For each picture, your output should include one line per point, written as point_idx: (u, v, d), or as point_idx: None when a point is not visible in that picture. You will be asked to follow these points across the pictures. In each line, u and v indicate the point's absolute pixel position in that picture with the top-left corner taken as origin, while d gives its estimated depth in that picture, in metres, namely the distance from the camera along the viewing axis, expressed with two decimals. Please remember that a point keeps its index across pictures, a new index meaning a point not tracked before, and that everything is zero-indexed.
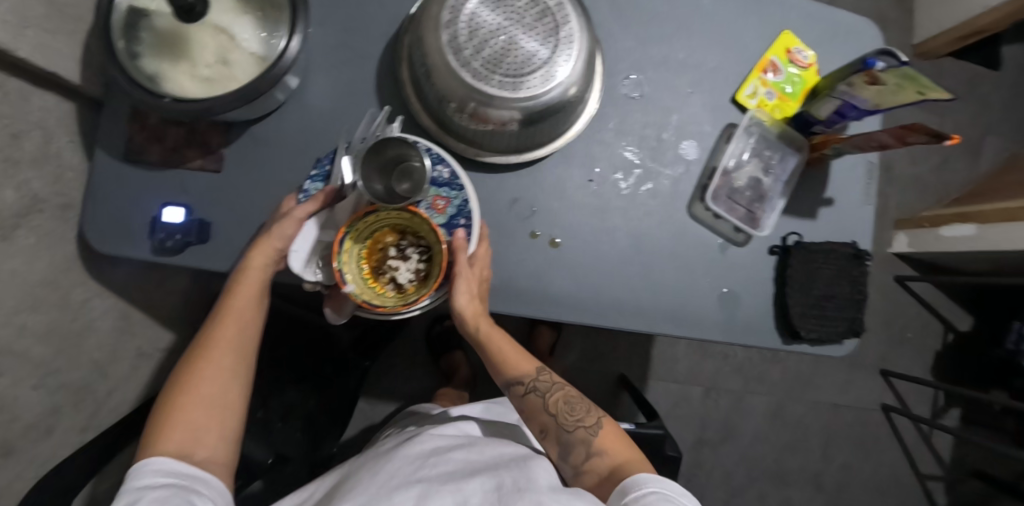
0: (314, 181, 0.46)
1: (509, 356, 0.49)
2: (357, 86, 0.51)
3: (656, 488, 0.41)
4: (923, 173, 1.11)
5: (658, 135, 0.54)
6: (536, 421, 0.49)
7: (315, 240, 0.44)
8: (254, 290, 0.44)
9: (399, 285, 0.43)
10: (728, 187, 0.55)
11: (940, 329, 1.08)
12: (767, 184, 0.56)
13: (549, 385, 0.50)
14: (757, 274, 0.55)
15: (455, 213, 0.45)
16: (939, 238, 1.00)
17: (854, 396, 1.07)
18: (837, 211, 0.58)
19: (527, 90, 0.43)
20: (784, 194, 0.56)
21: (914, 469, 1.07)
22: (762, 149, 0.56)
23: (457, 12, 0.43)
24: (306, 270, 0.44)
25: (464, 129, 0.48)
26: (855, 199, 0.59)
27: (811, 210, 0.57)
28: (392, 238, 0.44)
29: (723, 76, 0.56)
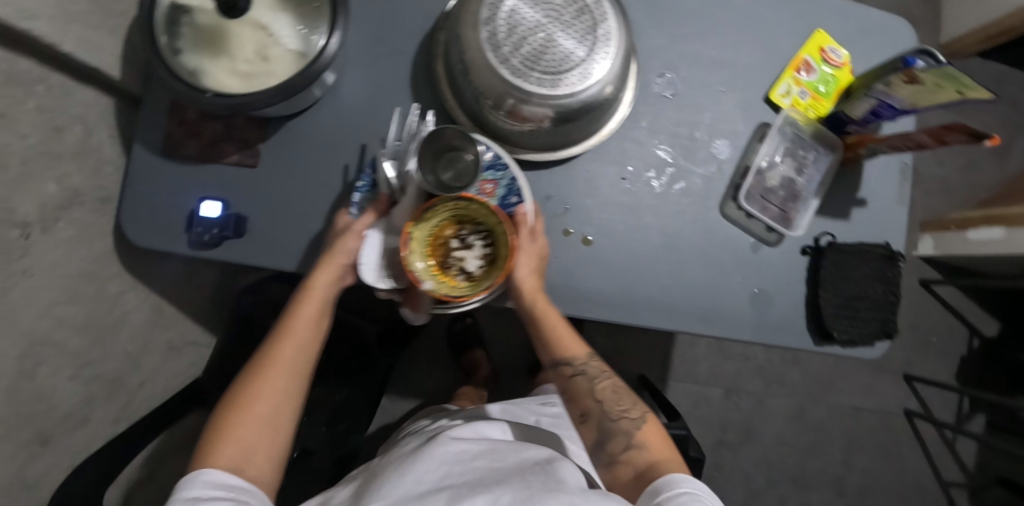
0: (362, 191, 0.48)
1: (563, 336, 0.48)
2: (392, 83, 0.51)
3: (689, 488, 0.41)
4: (949, 174, 1.09)
5: (691, 134, 0.54)
6: (578, 404, 0.49)
7: (381, 248, 0.46)
8: (317, 305, 0.46)
9: (471, 273, 0.44)
10: (761, 187, 0.54)
11: (965, 334, 1.06)
12: (800, 183, 0.55)
13: (598, 371, 0.50)
14: (788, 274, 0.55)
15: (504, 194, 0.46)
16: (967, 241, 0.97)
17: (876, 400, 1.06)
18: (870, 211, 0.58)
19: (565, 87, 0.43)
20: (816, 194, 0.55)
21: (938, 475, 1.06)
22: (796, 149, 0.56)
23: (497, 8, 0.43)
24: (379, 280, 0.45)
25: (499, 126, 0.48)
26: (888, 200, 0.58)
27: (844, 210, 0.57)
28: (452, 229, 0.44)
29: (757, 74, 0.56)
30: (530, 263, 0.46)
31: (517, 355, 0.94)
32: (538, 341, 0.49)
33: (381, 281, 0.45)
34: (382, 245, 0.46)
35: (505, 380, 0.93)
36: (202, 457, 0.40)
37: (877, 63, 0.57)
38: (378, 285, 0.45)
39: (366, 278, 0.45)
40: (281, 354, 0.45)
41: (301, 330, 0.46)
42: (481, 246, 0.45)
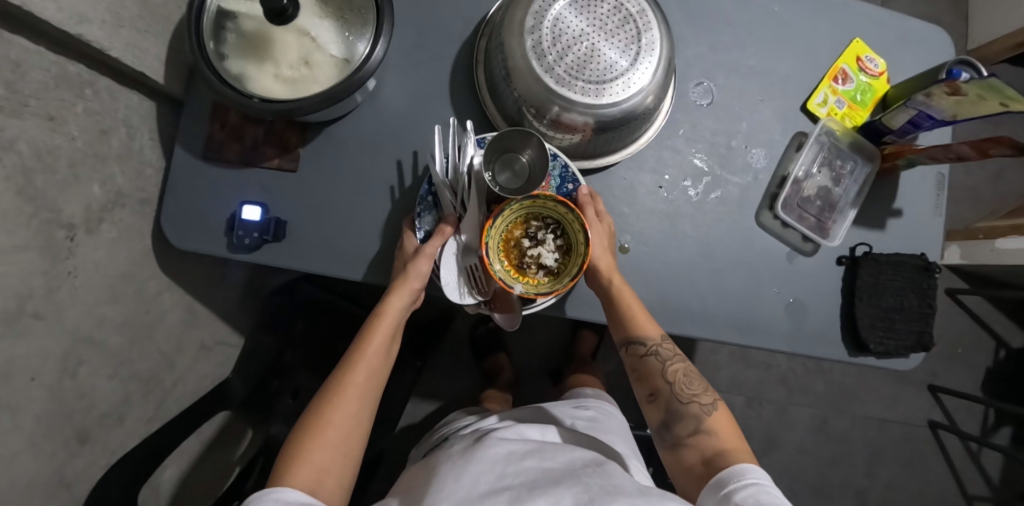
0: (424, 215, 0.49)
1: (639, 318, 0.48)
2: (431, 89, 0.52)
3: (755, 479, 0.40)
4: (976, 183, 1.08)
5: (728, 142, 0.54)
6: (649, 383, 0.50)
7: (458, 268, 0.48)
8: (388, 329, 0.50)
9: (549, 266, 0.47)
10: (798, 197, 0.54)
11: (992, 345, 1.04)
12: (837, 193, 0.55)
13: (670, 354, 0.50)
14: (824, 284, 0.55)
15: (559, 183, 0.49)
16: (994, 251, 0.96)
17: (902, 411, 1.05)
18: (906, 222, 0.57)
19: (607, 97, 0.43)
20: (853, 205, 0.55)
21: (961, 489, 1.04)
22: (833, 158, 0.55)
23: (541, 18, 0.43)
24: (464, 298, 0.48)
25: (540, 133, 0.49)
26: (925, 211, 0.57)
27: (881, 220, 0.56)
28: (520, 229, 0.48)
29: (795, 83, 0.55)
30: (602, 240, 0.49)
31: (539, 359, 0.94)
32: (613, 319, 0.49)
33: (467, 298, 0.48)
34: (456, 263, 0.48)
35: (528, 384, 0.93)
36: (279, 476, 0.43)
37: (914, 72, 0.57)
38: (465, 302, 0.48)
39: (450, 298, 0.48)
40: (356, 373, 0.48)
41: (373, 353, 0.49)
42: (552, 240, 0.47)
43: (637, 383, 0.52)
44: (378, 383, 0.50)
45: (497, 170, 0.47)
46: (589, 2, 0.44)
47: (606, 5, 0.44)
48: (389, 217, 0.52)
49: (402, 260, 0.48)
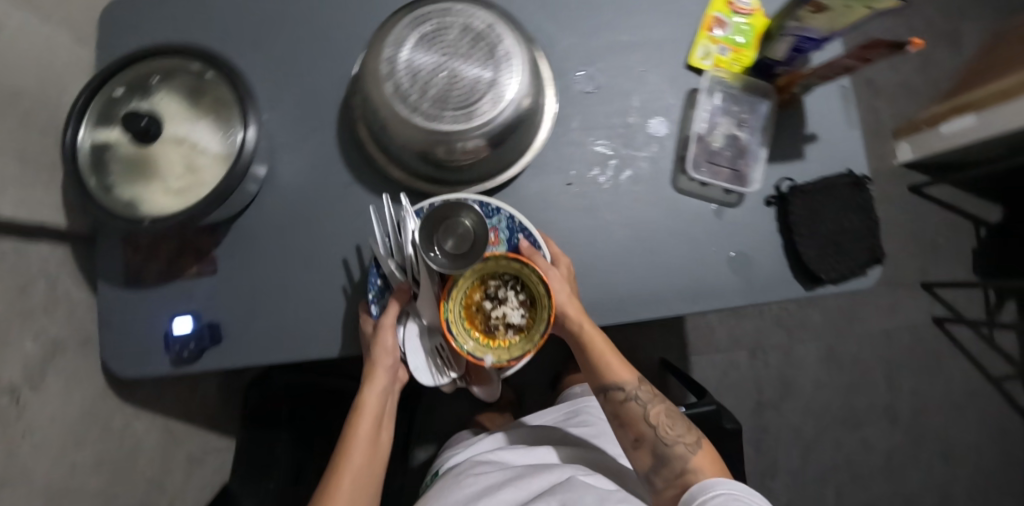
0: (375, 297, 0.50)
1: (612, 366, 0.54)
2: (322, 157, 0.52)
3: (725, 490, 0.49)
4: (907, 77, 1.11)
5: (626, 121, 0.54)
6: (634, 429, 0.55)
7: (423, 351, 0.51)
8: (373, 416, 0.54)
9: (518, 324, 0.46)
10: (706, 153, 0.54)
11: (971, 226, 1.08)
12: (744, 137, 0.55)
13: (649, 397, 0.55)
14: (759, 228, 0.54)
15: (508, 235, 0.50)
16: (941, 136, 0.98)
17: (903, 318, 1.07)
18: (824, 144, 0.57)
19: (479, 116, 0.44)
20: (762, 143, 0.55)
21: (986, 374, 1.08)
22: (730, 106, 0.56)
23: (395, 63, 0.44)
24: (439, 380, 0.50)
25: (436, 169, 0.49)
26: (838, 129, 0.57)
27: (797, 150, 0.56)
28: (480, 292, 0.47)
29: (675, 43, 0.55)
30: (564, 286, 0.48)
31: (534, 371, 0.94)
32: (591, 370, 0.54)
33: (442, 379, 0.50)
34: (422, 346, 0.51)
35: (531, 399, 0.94)
36: None
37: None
38: (439, 384, 0.50)
39: (423, 384, 0.50)
40: (349, 461, 0.53)
41: (362, 440, 0.54)
42: (515, 295, 0.47)
43: (621, 430, 0.56)
44: (373, 465, 0.55)
45: (440, 238, 0.47)
46: (437, 33, 0.45)
47: (454, 31, 0.45)
48: (322, 291, 0.52)
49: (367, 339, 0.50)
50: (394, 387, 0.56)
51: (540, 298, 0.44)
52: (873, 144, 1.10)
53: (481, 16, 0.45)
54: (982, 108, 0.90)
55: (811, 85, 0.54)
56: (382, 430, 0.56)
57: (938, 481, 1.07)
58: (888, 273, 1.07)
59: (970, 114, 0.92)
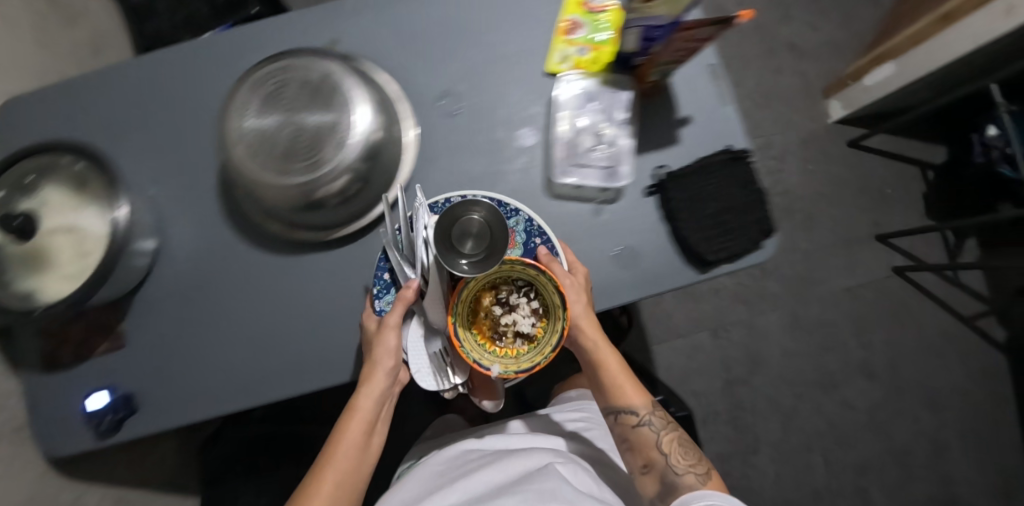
0: (384, 295, 0.52)
1: (623, 388, 0.58)
2: (208, 222, 0.55)
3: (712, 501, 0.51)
4: (830, 36, 1.14)
5: (493, 137, 0.54)
6: (644, 455, 0.58)
7: (428, 354, 0.53)
8: (364, 418, 0.54)
9: (527, 333, 0.50)
10: (574, 154, 0.54)
11: (918, 171, 1.11)
12: (612, 130, 0.54)
13: (661, 424, 0.58)
14: (641, 220, 0.54)
15: (526, 238, 0.52)
16: (867, 89, 1.03)
17: (863, 273, 1.08)
18: (700, 125, 0.56)
19: (325, 162, 0.45)
20: (624, 131, 0.54)
21: (959, 315, 1.10)
22: (593, 100, 0.54)
23: (241, 129, 0.46)
24: (442, 385, 0.52)
25: (308, 218, 0.51)
26: (707, 103, 0.57)
27: (670, 137, 0.56)
28: (489, 297, 0.51)
29: (529, 47, 0.55)
30: (580, 294, 0.51)
31: None
32: (604, 389, 0.59)
33: (445, 385, 0.52)
34: (423, 352, 0.53)
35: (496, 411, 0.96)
36: None
37: None
38: (441, 389, 0.52)
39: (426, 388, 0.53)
40: (336, 459, 0.53)
41: (350, 440, 0.54)
42: (527, 302, 0.51)
43: (631, 455, 0.59)
44: (358, 471, 0.55)
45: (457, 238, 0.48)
46: (275, 91, 0.47)
47: (292, 86, 0.47)
48: (225, 346, 0.54)
49: (370, 338, 0.51)
50: (391, 392, 0.55)
51: (555, 310, 0.48)
52: (807, 106, 1.11)
53: (317, 66, 0.47)
54: (898, 55, 0.96)
55: (667, 70, 0.53)
56: (373, 435, 0.56)
57: (926, 426, 1.08)
58: (842, 231, 1.09)
59: (889, 63, 0.98)
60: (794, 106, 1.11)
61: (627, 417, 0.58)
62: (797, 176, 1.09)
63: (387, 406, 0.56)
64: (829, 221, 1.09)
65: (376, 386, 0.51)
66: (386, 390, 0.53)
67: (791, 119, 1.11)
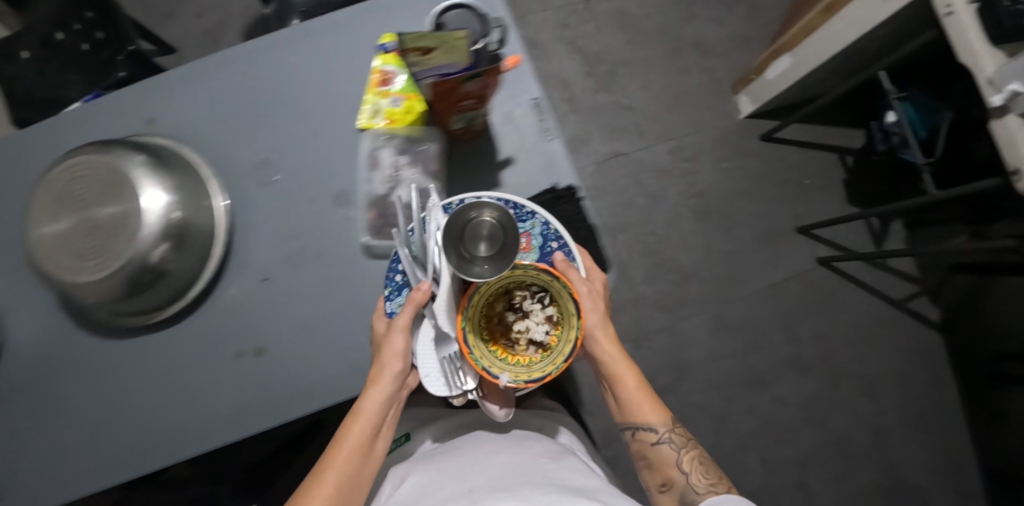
0: (394, 298, 0.51)
1: (641, 407, 0.62)
2: (43, 312, 0.56)
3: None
4: (735, 29, 1.12)
5: (306, 200, 0.55)
6: (662, 473, 0.62)
7: (438, 359, 0.51)
8: (370, 421, 0.52)
9: (540, 341, 0.51)
10: (386, 212, 0.53)
11: (837, 157, 1.10)
12: (425, 184, 0.53)
13: (681, 441, 0.62)
14: None
15: (542, 240, 0.51)
16: (770, 82, 1.01)
17: (787, 267, 1.07)
18: (521, 165, 0.54)
19: (116, 257, 0.46)
20: (431, 178, 0.52)
21: (891, 300, 1.10)
22: (401, 156, 0.53)
23: (42, 237, 0.48)
24: (452, 392, 0.50)
25: (126, 307, 0.51)
26: (530, 142, 0.54)
27: (491, 181, 0.54)
28: (504, 301, 0.52)
29: (341, 106, 0.56)
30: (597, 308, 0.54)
31: None
32: (620, 406, 0.64)
33: (455, 391, 0.51)
34: (432, 354, 0.51)
35: None
36: None
37: None
38: (451, 394, 0.51)
39: (435, 393, 0.51)
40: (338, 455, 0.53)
41: (353, 441, 0.53)
42: (539, 309, 0.51)
43: (650, 472, 0.64)
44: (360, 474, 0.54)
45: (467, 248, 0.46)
46: (70, 193, 0.48)
47: (82, 183, 0.47)
48: (65, 435, 0.54)
49: (379, 341, 0.50)
50: (397, 396, 0.54)
51: (568, 319, 0.48)
52: (717, 102, 1.09)
53: (105, 158, 0.48)
54: (795, 46, 0.94)
55: (470, 118, 0.50)
56: (378, 439, 0.55)
57: (865, 416, 1.07)
58: (764, 227, 1.08)
59: (787, 55, 0.96)
60: (704, 104, 1.09)
61: (646, 433, 0.62)
62: (712, 176, 1.07)
63: (394, 409, 0.54)
64: (748, 218, 1.07)
65: (383, 390, 0.50)
66: (393, 394, 0.52)
67: (702, 118, 1.09)
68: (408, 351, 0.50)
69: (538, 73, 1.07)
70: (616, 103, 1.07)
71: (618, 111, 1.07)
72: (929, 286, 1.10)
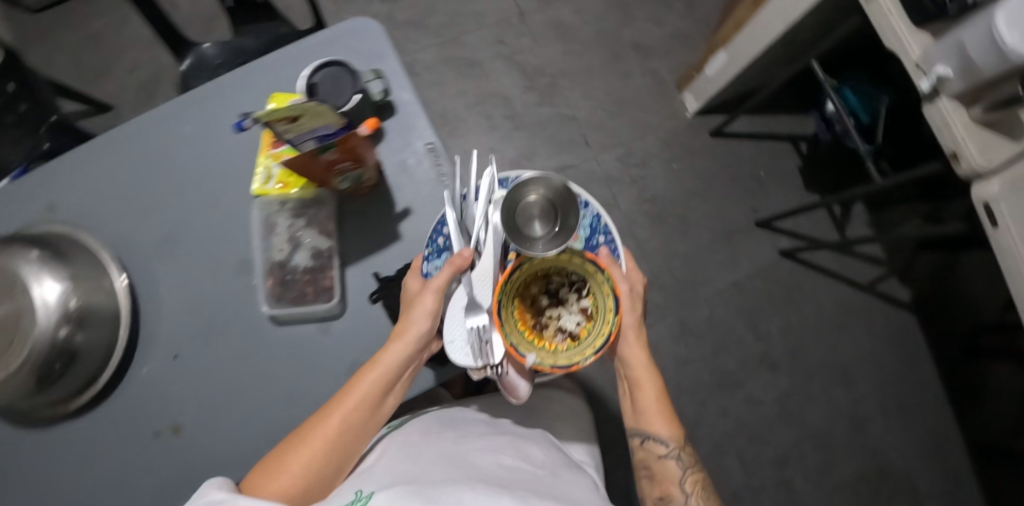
0: (433, 259, 0.51)
1: (651, 419, 0.63)
2: None
3: None
4: (676, 25, 1.10)
5: (206, 272, 0.54)
6: (662, 489, 0.64)
7: (466, 330, 0.50)
8: (385, 377, 0.49)
9: (569, 329, 0.54)
10: (286, 278, 0.52)
11: (790, 145, 1.09)
12: (325, 246, 0.53)
13: (687, 462, 0.64)
14: (370, 333, 0.52)
15: (587, 233, 0.57)
16: (710, 79, 1.00)
17: (748, 264, 1.06)
18: (419, 216, 0.53)
19: (13, 356, 0.45)
20: (329, 240, 0.52)
21: (858, 286, 1.08)
22: (297, 220, 0.54)
23: None
24: (473, 366, 0.49)
25: (29, 403, 0.49)
26: (428, 190, 0.53)
27: (391, 235, 0.53)
28: (540, 284, 0.55)
29: (234, 170, 0.55)
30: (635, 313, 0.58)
31: None
32: (634, 410, 0.65)
33: (477, 364, 0.50)
34: (461, 321, 0.50)
35: None
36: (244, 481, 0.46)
37: None
38: (473, 368, 0.49)
39: (457, 363, 0.50)
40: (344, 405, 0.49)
41: (361, 395, 0.49)
42: (574, 297, 0.55)
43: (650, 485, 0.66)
44: (360, 430, 0.50)
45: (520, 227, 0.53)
46: None
47: None
48: None
49: (408, 300, 0.50)
50: (420, 358, 0.52)
51: (604, 313, 0.51)
52: (663, 103, 1.08)
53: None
54: (728, 41, 0.93)
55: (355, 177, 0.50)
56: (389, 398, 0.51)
57: (842, 405, 1.06)
58: (721, 225, 1.06)
59: (722, 50, 0.94)
60: (649, 106, 1.08)
61: (656, 446, 0.63)
62: (664, 179, 1.06)
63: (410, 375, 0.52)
64: (704, 218, 1.06)
65: (408, 343, 0.48)
66: (415, 355, 0.50)
67: (648, 121, 1.07)
68: (438, 314, 0.50)
69: (477, 93, 1.05)
70: (560, 115, 1.05)
71: (562, 123, 1.05)
72: (896, 267, 1.09)
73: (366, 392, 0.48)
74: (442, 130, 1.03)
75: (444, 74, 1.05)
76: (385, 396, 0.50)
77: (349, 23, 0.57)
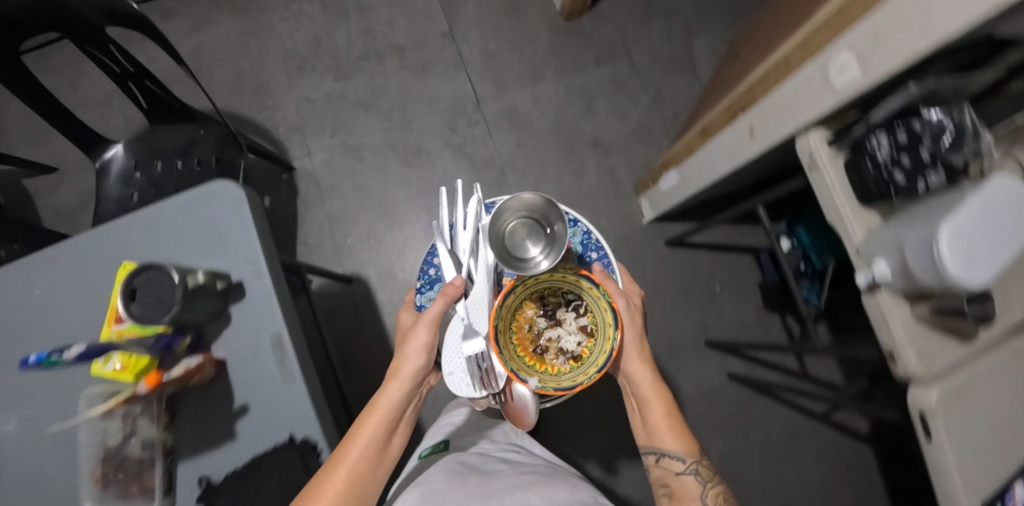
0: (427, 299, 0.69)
1: (662, 434, 0.63)
2: None
3: None
4: (638, 124, 1.06)
5: (35, 446, 0.51)
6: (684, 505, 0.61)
7: (465, 357, 0.66)
8: (385, 417, 0.51)
9: (566, 346, 0.66)
10: (115, 467, 0.50)
11: (751, 258, 1.03)
12: (154, 438, 0.49)
13: (706, 476, 0.61)
14: None
15: (581, 250, 0.74)
16: (664, 193, 0.93)
17: (692, 383, 1.01)
18: (256, 416, 0.50)
19: None
20: (159, 434, 0.49)
21: (812, 414, 1.01)
22: (128, 409, 0.50)
23: None
24: (476, 386, 0.67)
25: None
26: (271, 387, 0.50)
27: (227, 431, 0.50)
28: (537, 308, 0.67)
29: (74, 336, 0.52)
30: (637, 325, 0.64)
31: None
32: (645, 429, 0.65)
33: (477, 382, 0.67)
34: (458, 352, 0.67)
35: None
36: None
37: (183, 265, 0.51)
38: (475, 385, 0.67)
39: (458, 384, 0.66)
40: (350, 452, 0.49)
41: (365, 439, 0.50)
42: (568, 316, 0.67)
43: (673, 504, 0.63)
44: (372, 476, 0.49)
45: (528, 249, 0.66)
46: None
47: None
48: None
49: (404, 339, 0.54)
50: (418, 394, 0.55)
51: (604, 329, 0.62)
52: (617, 206, 1.03)
53: None
54: (680, 163, 0.87)
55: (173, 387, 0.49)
56: (394, 438, 0.53)
57: None
58: (667, 339, 1.01)
59: (673, 170, 0.88)
60: (601, 208, 1.02)
61: (671, 462, 0.62)
62: None
63: (408, 412, 0.55)
64: (651, 330, 1.01)
65: (406, 379, 0.53)
66: (413, 391, 0.54)
67: (600, 224, 1.02)
68: (431, 348, 0.54)
69: (420, 183, 1.00)
70: None
71: None
72: None
73: (369, 437, 0.50)
74: (380, 222, 0.98)
75: (387, 162, 1.00)
76: (390, 435, 0.52)
77: (209, 184, 0.52)
